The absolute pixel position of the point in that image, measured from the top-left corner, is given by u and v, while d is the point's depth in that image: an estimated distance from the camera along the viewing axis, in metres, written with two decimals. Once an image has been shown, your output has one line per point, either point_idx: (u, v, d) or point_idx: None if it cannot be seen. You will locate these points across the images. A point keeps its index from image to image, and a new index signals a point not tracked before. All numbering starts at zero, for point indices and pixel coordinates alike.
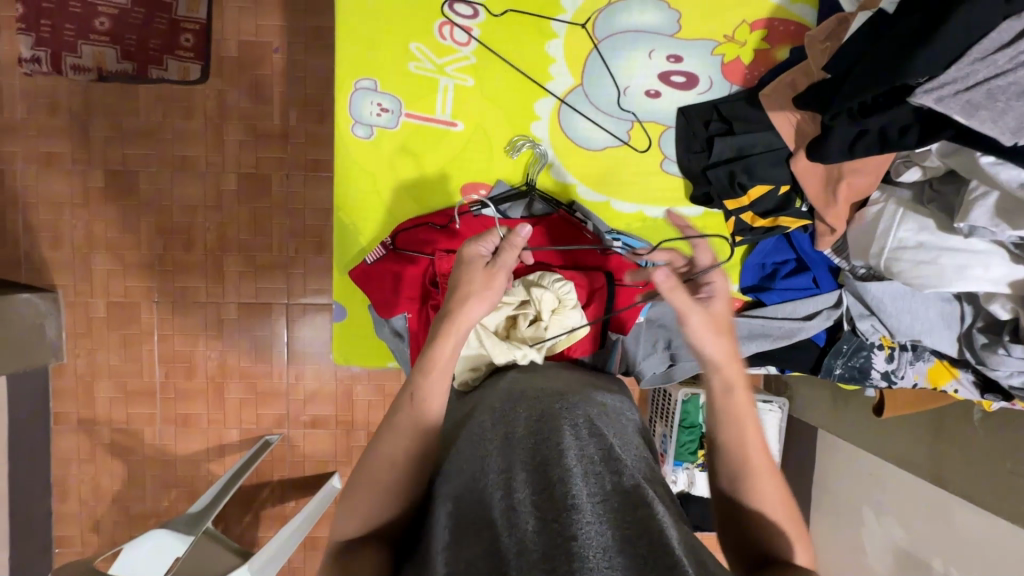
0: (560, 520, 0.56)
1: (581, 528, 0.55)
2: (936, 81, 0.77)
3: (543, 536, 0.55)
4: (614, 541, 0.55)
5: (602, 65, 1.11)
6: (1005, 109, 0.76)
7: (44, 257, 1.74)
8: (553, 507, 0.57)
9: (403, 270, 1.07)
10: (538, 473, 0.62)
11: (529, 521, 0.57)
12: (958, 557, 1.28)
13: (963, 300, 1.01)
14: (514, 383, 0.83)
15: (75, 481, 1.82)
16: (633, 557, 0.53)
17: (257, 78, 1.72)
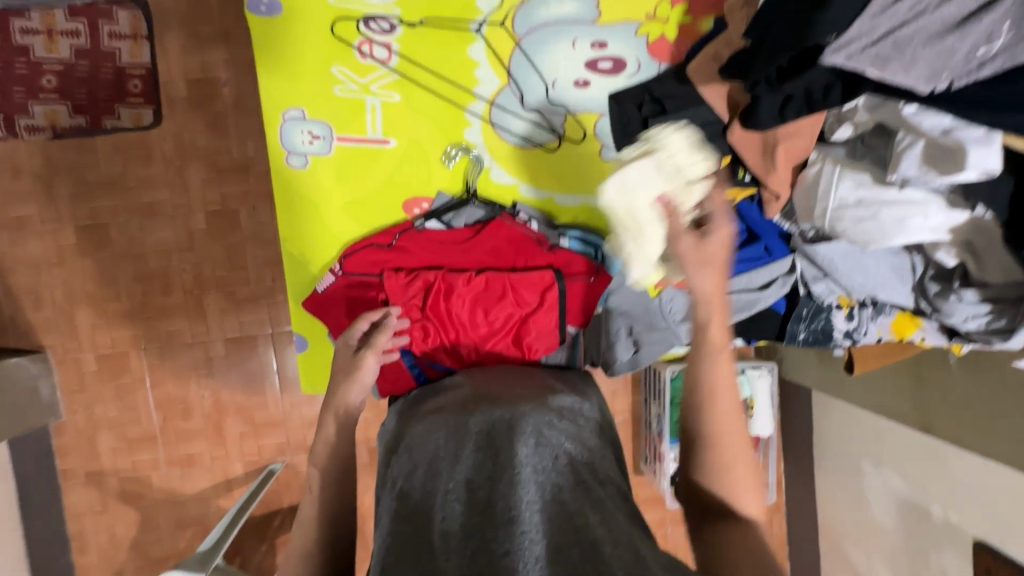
0: (497, 537, 0.57)
1: (514, 547, 0.56)
2: (843, 38, 0.76)
3: (478, 557, 0.56)
4: (545, 555, 0.56)
5: (526, 62, 1.10)
6: (914, 60, 0.74)
7: (28, 318, 1.76)
8: (492, 525, 0.58)
9: (359, 294, 1.10)
10: (480, 492, 0.63)
11: (465, 545, 0.57)
12: (956, 502, 1.28)
13: (912, 251, 1.00)
14: (475, 389, 0.85)
15: (91, 534, 1.84)
16: (562, 568, 0.55)
17: (209, 114, 1.72)
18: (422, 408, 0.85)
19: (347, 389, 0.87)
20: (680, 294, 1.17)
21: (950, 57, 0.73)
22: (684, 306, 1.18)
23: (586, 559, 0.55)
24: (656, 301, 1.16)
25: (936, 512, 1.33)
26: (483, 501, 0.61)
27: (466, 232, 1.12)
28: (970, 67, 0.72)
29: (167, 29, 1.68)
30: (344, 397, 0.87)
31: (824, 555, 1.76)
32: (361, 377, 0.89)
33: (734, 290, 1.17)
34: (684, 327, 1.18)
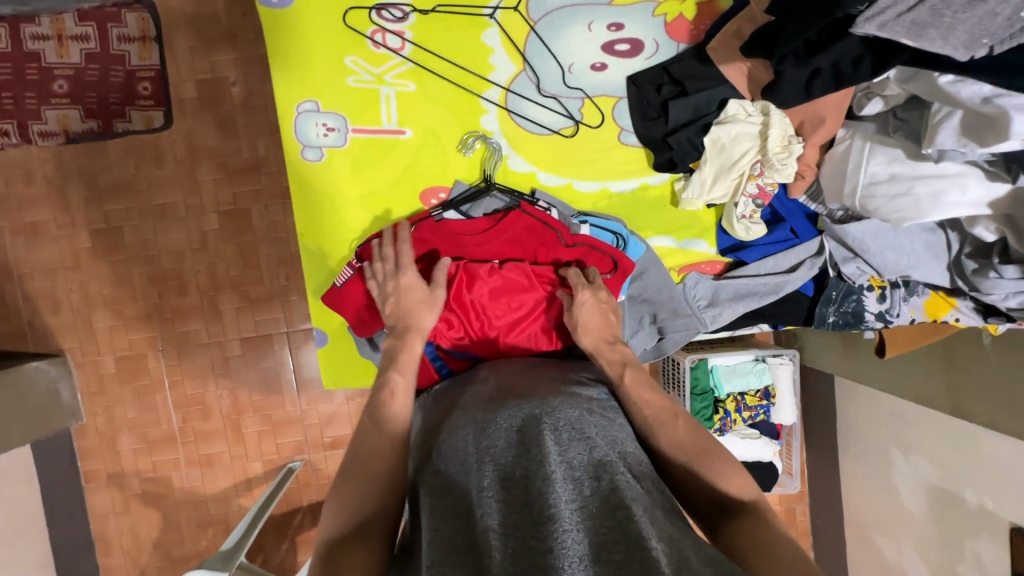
0: (538, 535, 0.55)
1: (559, 544, 0.54)
2: (875, 8, 0.73)
3: (521, 556, 0.54)
4: (592, 551, 0.54)
5: (542, 47, 1.08)
6: (951, 27, 0.71)
7: (47, 323, 1.77)
8: (531, 522, 0.56)
9: None
10: (515, 490, 0.60)
11: (507, 544, 0.55)
12: (991, 487, 1.24)
13: (947, 228, 0.98)
14: (501, 380, 0.83)
15: (115, 535, 1.85)
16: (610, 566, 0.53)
17: (219, 114, 1.72)
18: (449, 406, 0.83)
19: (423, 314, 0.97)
20: (703, 279, 1.18)
21: (991, 22, 0.69)
22: (708, 291, 1.18)
23: (633, 553, 0.53)
24: (680, 286, 1.18)
25: (970, 497, 1.30)
26: (520, 499, 0.59)
27: (483, 221, 1.10)
28: (1012, 30, 0.70)
29: (175, 30, 1.68)
30: (418, 318, 0.96)
31: (850, 544, 1.72)
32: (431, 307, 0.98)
33: (760, 273, 1.15)
34: (709, 312, 1.17)
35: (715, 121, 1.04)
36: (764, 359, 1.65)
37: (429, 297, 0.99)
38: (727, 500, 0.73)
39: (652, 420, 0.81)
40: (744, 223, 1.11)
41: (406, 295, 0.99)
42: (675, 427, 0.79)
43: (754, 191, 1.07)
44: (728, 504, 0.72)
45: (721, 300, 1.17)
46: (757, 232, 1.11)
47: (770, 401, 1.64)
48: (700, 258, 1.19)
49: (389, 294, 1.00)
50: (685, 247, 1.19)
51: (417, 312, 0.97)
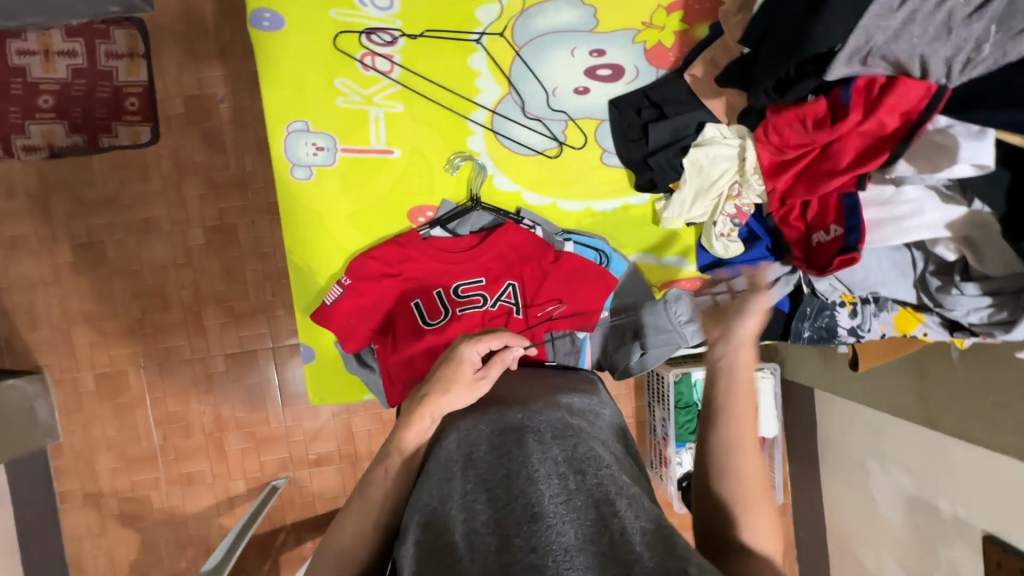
0: (523, 534, 0.56)
1: (542, 539, 0.55)
2: (835, 60, 0.82)
3: (503, 554, 0.55)
4: (576, 544, 0.55)
5: (526, 72, 1.12)
6: (916, 52, 0.77)
7: (24, 339, 1.74)
8: (516, 521, 0.58)
9: (366, 302, 1.09)
10: (500, 492, 0.62)
11: (492, 544, 0.57)
12: (964, 496, 1.28)
13: (912, 247, 1.01)
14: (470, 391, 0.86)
15: (90, 558, 1.80)
16: (595, 560, 0.53)
17: (207, 130, 1.73)
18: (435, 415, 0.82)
19: (453, 398, 0.76)
20: (684, 296, 1.17)
21: (947, 59, 0.76)
22: (688, 308, 1.17)
23: (618, 548, 0.54)
24: (661, 302, 1.17)
25: (944, 506, 1.34)
26: (503, 499, 0.61)
27: (472, 238, 1.12)
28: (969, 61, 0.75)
29: (163, 47, 1.70)
30: (449, 391, 0.76)
31: (832, 555, 1.75)
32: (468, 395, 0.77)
33: (739, 290, 1.15)
34: (690, 328, 1.16)
35: (694, 142, 1.08)
36: None
37: (471, 383, 0.78)
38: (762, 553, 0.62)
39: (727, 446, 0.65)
40: (722, 241, 1.13)
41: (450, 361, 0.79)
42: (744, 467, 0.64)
43: (733, 211, 1.10)
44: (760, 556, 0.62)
45: (702, 315, 1.17)
46: (735, 249, 1.14)
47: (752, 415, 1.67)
48: (681, 275, 1.22)
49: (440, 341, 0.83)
50: (665, 264, 1.22)
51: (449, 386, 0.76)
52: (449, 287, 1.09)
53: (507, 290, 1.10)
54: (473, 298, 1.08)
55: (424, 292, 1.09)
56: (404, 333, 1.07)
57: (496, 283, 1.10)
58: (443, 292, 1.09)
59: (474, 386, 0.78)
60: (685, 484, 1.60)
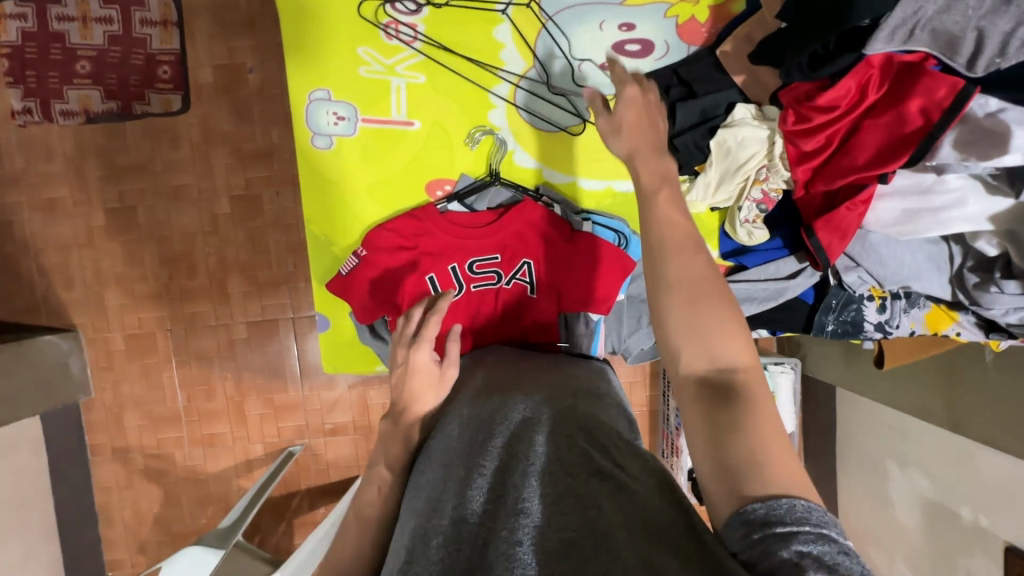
0: (506, 527, 0.56)
1: (522, 536, 0.54)
2: (881, 26, 0.78)
3: (486, 548, 0.56)
4: (554, 544, 0.53)
5: (552, 45, 1.09)
6: (968, 24, 0.75)
7: (60, 298, 1.81)
8: (502, 514, 0.58)
9: (380, 274, 1.08)
10: (493, 485, 0.63)
11: (478, 535, 0.57)
12: (987, 505, 1.23)
13: (950, 241, 0.96)
14: (483, 381, 0.86)
15: (118, 508, 1.90)
16: (570, 559, 0.51)
17: (236, 100, 1.74)
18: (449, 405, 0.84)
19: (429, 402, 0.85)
20: None
21: (993, 38, 0.74)
22: None
23: (592, 549, 0.51)
24: None
25: (965, 514, 1.29)
26: (496, 492, 0.62)
27: (491, 216, 1.10)
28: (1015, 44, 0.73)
29: (195, 16, 1.71)
30: (422, 398, 0.85)
31: None
32: (441, 391, 0.86)
33: (761, 278, 1.11)
34: None
35: (722, 124, 1.04)
36: (765, 367, 1.65)
37: (440, 379, 0.86)
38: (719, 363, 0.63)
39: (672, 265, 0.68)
40: (746, 228, 1.09)
41: (414, 374, 0.85)
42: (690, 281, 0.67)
43: (759, 196, 1.05)
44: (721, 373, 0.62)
45: None
46: (759, 237, 1.09)
47: (769, 409, 1.63)
48: None
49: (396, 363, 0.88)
50: None
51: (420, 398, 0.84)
52: (464, 262, 1.08)
53: (523, 269, 1.07)
54: (487, 276, 1.08)
55: (439, 266, 1.08)
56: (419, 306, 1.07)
57: (511, 262, 1.08)
58: (457, 268, 1.08)
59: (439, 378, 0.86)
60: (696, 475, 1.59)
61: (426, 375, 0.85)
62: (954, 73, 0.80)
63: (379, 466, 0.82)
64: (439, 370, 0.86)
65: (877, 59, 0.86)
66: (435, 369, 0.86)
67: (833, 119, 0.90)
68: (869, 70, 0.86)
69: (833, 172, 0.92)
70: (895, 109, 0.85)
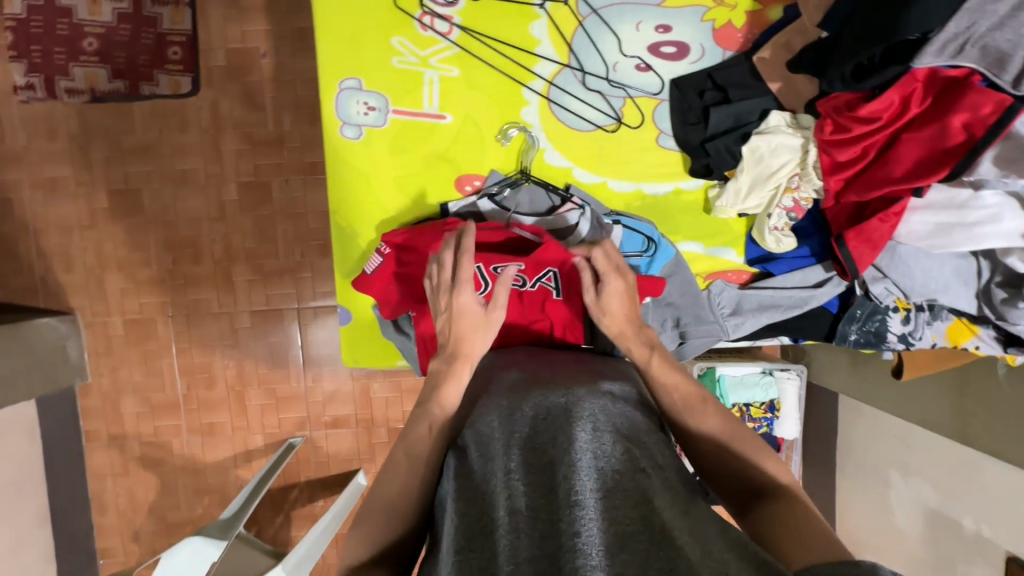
0: (565, 522, 0.56)
1: (584, 530, 0.55)
2: (931, 40, 0.79)
3: (547, 543, 0.56)
4: (617, 540, 0.55)
5: (588, 43, 1.08)
6: (1020, 43, 0.76)
7: (59, 280, 1.77)
8: (557, 508, 0.58)
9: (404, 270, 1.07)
10: (541, 478, 0.62)
11: (536, 530, 0.57)
12: (991, 515, 1.26)
13: (980, 256, 0.97)
14: (514, 372, 0.84)
15: (112, 496, 1.86)
16: (637, 556, 0.53)
17: (248, 85, 1.71)
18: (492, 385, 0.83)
19: (476, 342, 0.86)
20: (729, 287, 1.15)
21: None
22: (732, 300, 1.15)
23: (658, 547, 0.53)
24: (706, 292, 1.15)
25: (967, 524, 1.32)
26: (546, 485, 0.61)
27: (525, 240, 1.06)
28: None
29: None
30: (470, 344, 0.85)
31: None
32: (488, 334, 0.88)
33: (787, 286, 1.13)
34: (733, 321, 1.14)
35: (756, 130, 1.04)
36: (771, 373, 1.67)
37: (485, 321, 0.88)
38: (760, 479, 0.70)
39: (682, 403, 0.78)
40: (775, 235, 1.09)
41: (459, 318, 0.88)
42: (708, 410, 0.76)
43: (790, 204, 1.06)
44: (760, 484, 0.70)
45: (745, 309, 1.15)
46: (788, 244, 1.10)
47: (775, 415, 1.65)
48: (727, 266, 1.18)
49: (443, 310, 0.91)
50: (713, 254, 1.17)
51: (466, 339, 0.86)
52: (490, 265, 1.03)
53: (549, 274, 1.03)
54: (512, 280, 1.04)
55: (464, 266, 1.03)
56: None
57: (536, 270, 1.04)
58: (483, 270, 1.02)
59: (489, 319, 0.88)
60: None
61: (474, 315, 0.88)
62: (1000, 90, 0.79)
63: (431, 406, 0.79)
64: (482, 311, 0.88)
65: (921, 73, 0.87)
66: (482, 311, 0.88)
67: (871, 131, 0.91)
68: (913, 83, 0.87)
69: (868, 183, 0.93)
70: (938, 124, 0.85)
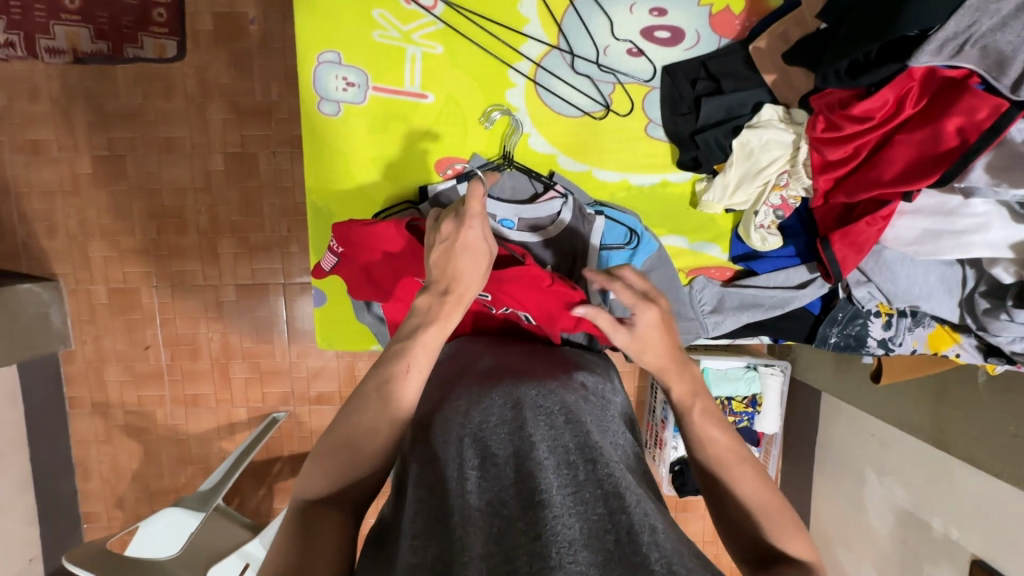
0: (525, 518, 0.52)
1: (546, 527, 0.51)
2: (933, 35, 0.75)
3: (505, 536, 0.52)
4: (580, 538, 0.51)
5: (578, 24, 1.03)
6: (1020, 45, 0.73)
7: (41, 246, 1.74)
8: (518, 502, 0.54)
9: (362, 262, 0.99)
10: (504, 469, 0.59)
11: (494, 523, 0.53)
12: (959, 518, 1.26)
13: (965, 264, 0.95)
14: (486, 359, 0.83)
15: (96, 462, 1.87)
16: (599, 556, 0.49)
17: (236, 51, 1.65)
18: (465, 370, 0.81)
19: (473, 285, 0.78)
20: (711, 284, 1.14)
21: None
22: (713, 297, 1.14)
23: None
24: (687, 288, 1.14)
25: (936, 525, 1.33)
26: (507, 478, 0.58)
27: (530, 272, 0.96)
28: None
29: None
30: (466, 280, 0.78)
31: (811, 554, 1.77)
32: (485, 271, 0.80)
33: (769, 286, 1.11)
34: (712, 319, 1.13)
35: (747, 124, 1.00)
36: (756, 368, 1.66)
37: (485, 264, 0.81)
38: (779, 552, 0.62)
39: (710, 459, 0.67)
40: (761, 233, 1.07)
41: (461, 253, 0.79)
42: (745, 473, 0.65)
43: (777, 202, 1.03)
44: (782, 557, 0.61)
45: (726, 307, 1.13)
46: (773, 243, 1.07)
47: (756, 409, 1.65)
48: (710, 263, 1.15)
49: (442, 240, 0.81)
50: (697, 249, 1.15)
51: (465, 278, 0.77)
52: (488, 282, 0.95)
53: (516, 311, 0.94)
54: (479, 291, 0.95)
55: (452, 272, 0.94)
56: (403, 299, 0.98)
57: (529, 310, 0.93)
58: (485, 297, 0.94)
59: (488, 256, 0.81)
60: (677, 468, 1.56)
61: (477, 253, 0.79)
62: (998, 94, 0.76)
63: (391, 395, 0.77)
64: (486, 252, 0.80)
65: (918, 73, 0.83)
66: (483, 250, 0.80)
67: (866, 131, 0.88)
68: (910, 82, 0.84)
69: (857, 184, 0.91)
70: (931, 127, 0.82)
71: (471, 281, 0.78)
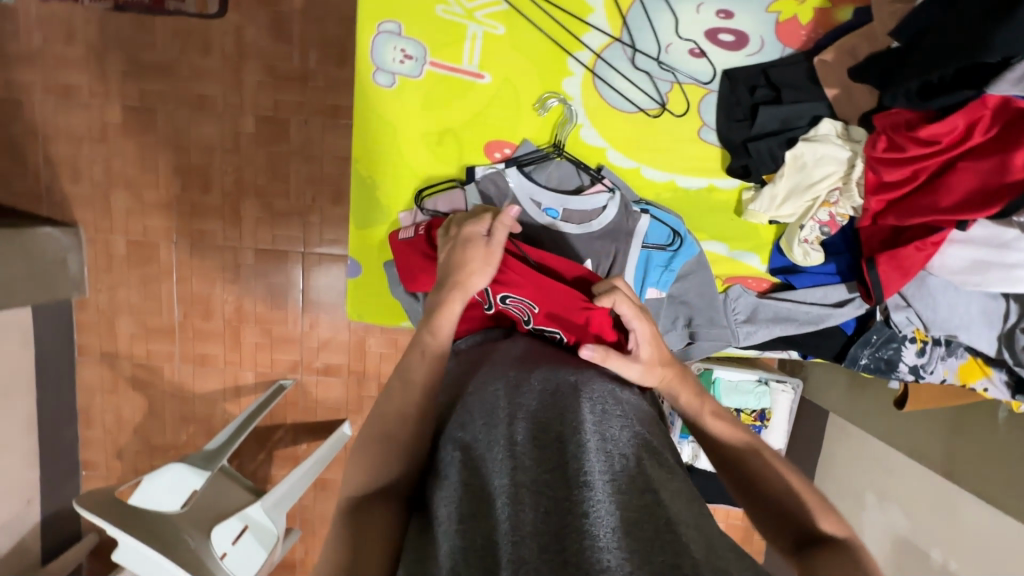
0: (572, 501, 0.53)
1: (591, 510, 0.52)
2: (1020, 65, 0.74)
3: (552, 518, 0.53)
4: (621, 524, 0.52)
5: (643, 19, 1.02)
6: None
7: (64, 191, 1.73)
8: (563, 485, 0.55)
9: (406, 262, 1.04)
10: (548, 451, 0.59)
11: (539, 506, 0.54)
12: (958, 548, 1.27)
13: (1010, 298, 0.94)
14: (524, 342, 0.83)
15: (100, 411, 1.88)
16: (639, 542, 0.51)
17: (278, 14, 1.63)
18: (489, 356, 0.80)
19: (477, 273, 0.84)
20: (747, 294, 1.14)
21: None
22: (748, 307, 1.14)
23: (661, 537, 0.51)
24: (722, 295, 1.15)
25: (935, 556, 1.32)
26: (552, 460, 0.58)
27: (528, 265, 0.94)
28: None
29: None
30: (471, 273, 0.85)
31: None
32: (489, 266, 0.86)
33: (807, 301, 1.11)
34: (744, 328, 1.14)
35: (803, 136, 0.99)
36: (767, 382, 1.65)
37: (488, 255, 0.86)
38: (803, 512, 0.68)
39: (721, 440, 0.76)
40: (804, 247, 1.06)
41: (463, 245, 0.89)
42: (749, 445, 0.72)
43: (825, 218, 1.02)
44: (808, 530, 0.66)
45: (760, 318, 1.13)
46: (815, 258, 1.07)
47: (763, 423, 1.64)
48: (749, 273, 1.16)
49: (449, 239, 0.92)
50: (736, 258, 1.15)
51: (469, 266, 0.84)
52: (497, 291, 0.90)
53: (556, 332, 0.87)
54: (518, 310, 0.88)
55: None
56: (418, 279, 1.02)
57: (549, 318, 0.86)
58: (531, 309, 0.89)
59: (490, 253, 0.87)
60: None
61: (480, 249, 0.87)
62: None
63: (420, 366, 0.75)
64: (492, 246, 0.87)
65: (993, 100, 0.81)
66: (484, 242, 0.88)
67: (929, 153, 0.87)
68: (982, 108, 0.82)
69: (910, 209, 0.91)
70: (997, 156, 0.81)
71: (475, 270, 0.85)
